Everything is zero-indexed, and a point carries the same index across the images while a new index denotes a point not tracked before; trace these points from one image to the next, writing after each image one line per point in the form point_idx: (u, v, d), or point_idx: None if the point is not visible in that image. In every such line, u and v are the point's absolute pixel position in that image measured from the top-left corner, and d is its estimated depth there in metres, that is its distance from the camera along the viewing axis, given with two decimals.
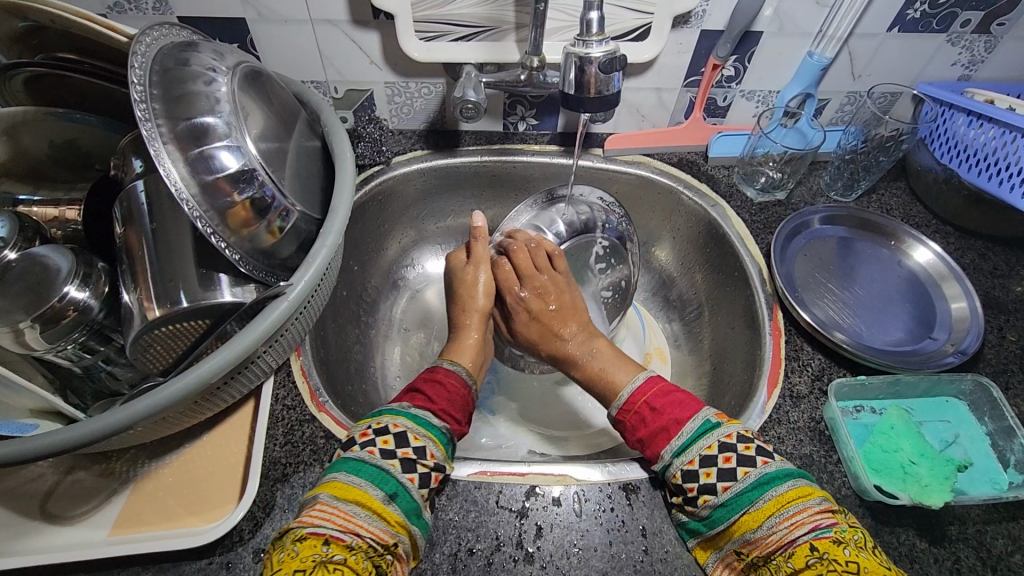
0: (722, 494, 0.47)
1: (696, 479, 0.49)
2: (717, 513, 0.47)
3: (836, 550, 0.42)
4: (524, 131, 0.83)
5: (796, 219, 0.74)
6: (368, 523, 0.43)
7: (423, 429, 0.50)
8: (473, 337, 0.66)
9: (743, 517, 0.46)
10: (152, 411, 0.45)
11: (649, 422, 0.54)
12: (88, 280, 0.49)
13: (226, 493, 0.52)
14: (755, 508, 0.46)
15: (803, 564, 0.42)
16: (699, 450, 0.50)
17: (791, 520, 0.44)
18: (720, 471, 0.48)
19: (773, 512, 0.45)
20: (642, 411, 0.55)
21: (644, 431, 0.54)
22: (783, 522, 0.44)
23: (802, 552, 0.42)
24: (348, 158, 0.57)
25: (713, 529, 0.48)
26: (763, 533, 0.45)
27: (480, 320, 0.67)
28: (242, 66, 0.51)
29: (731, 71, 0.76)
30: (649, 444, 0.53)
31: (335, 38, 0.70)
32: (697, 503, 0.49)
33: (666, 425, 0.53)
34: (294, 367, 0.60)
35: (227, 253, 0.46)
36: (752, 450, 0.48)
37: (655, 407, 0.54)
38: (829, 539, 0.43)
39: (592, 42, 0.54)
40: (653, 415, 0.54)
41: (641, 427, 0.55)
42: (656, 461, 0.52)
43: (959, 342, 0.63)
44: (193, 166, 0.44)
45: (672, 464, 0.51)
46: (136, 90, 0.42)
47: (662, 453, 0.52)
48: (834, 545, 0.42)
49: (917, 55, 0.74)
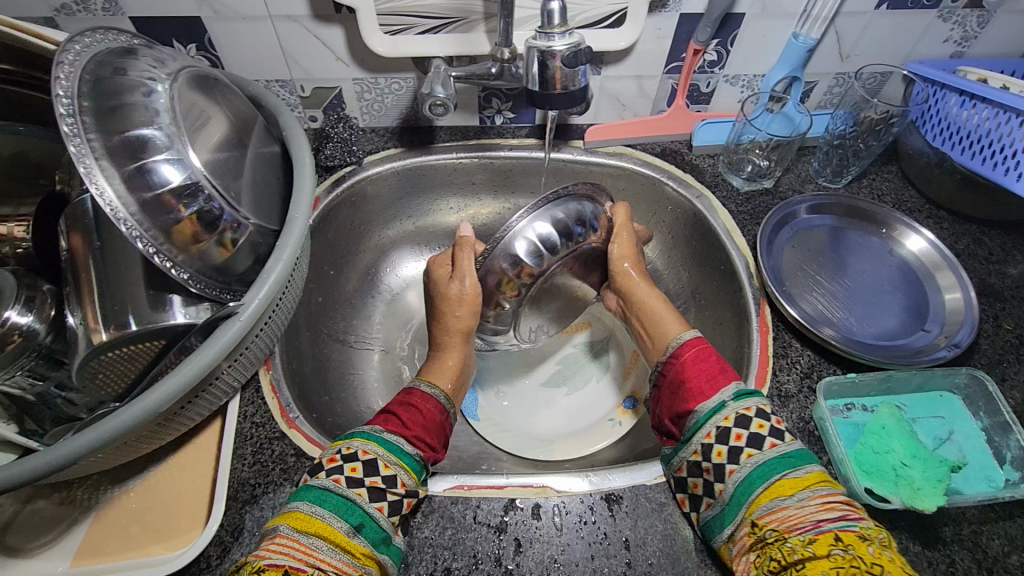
0: (768, 450, 0.47)
1: (747, 427, 0.48)
2: (756, 472, 0.46)
3: (860, 545, 0.39)
4: (501, 125, 0.79)
5: (783, 209, 0.71)
6: (330, 556, 0.41)
7: (395, 457, 0.48)
8: (453, 360, 0.62)
9: (782, 480, 0.45)
10: (99, 444, 0.42)
11: (706, 361, 0.55)
12: (32, 304, 0.49)
13: (191, 518, 0.50)
14: (793, 476, 0.45)
15: (823, 551, 0.39)
16: (759, 402, 0.50)
17: (822, 500, 0.43)
18: None
19: (808, 485, 0.44)
20: (697, 355, 0.56)
21: (700, 368, 0.54)
22: (814, 498, 0.43)
23: (825, 540, 0.40)
24: (307, 164, 0.54)
25: (749, 494, 0.45)
26: (792, 503, 0.43)
27: (461, 340, 0.62)
28: (186, 72, 0.48)
29: (713, 56, 0.72)
30: (702, 384, 0.53)
31: (296, 34, 0.67)
32: (738, 459, 0.47)
33: (725, 370, 0.54)
34: (264, 382, 0.58)
35: (174, 272, 0.44)
36: (782, 424, 0.49)
37: (712, 355, 0.55)
38: (855, 534, 0.40)
39: (555, 35, 0.51)
40: (710, 361, 0.55)
41: (694, 366, 0.55)
42: (710, 398, 0.52)
43: (953, 335, 0.61)
44: (131, 184, 0.42)
45: (728, 405, 0.50)
46: (61, 103, 0.40)
47: (720, 391, 0.52)
48: (858, 540, 0.40)
49: (907, 34, 0.71)
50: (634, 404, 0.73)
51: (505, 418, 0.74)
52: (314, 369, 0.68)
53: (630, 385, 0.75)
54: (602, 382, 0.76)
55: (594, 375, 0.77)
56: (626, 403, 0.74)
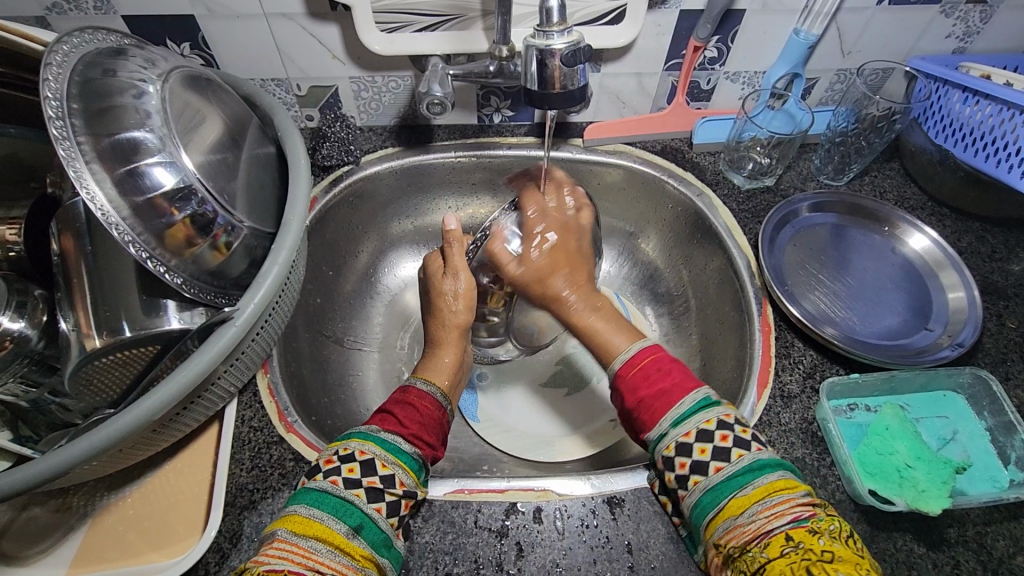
0: (713, 476, 0.44)
1: (690, 454, 0.45)
2: (705, 497, 0.44)
3: (812, 539, 0.39)
4: (499, 123, 0.78)
5: (785, 207, 0.71)
6: (328, 559, 0.41)
7: (392, 455, 0.47)
8: (450, 357, 0.60)
9: (730, 501, 0.42)
10: (92, 453, 0.41)
11: (646, 385, 0.50)
12: (24, 309, 0.48)
13: (188, 524, 0.50)
14: (742, 492, 0.42)
15: (776, 554, 0.38)
16: (719, 414, 0.46)
17: (771, 510, 0.40)
18: (715, 449, 0.45)
19: (756, 498, 0.41)
20: (646, 372, 0.50)
21: (642, 394, 0.49)
22: (763, 511, 0.41)
23: (776, 542, 0.39)
24: (303, 165, 0.53)
25: (704, 516, 0.44)
26: (743, 520, 0.41)
27: (457, 336, 0.61)
28: (179, 72, 0.48)
29: (713, 53, 0.72)
30: (646, 411, 0.49)
31: (291, 32, 0.66)
32: (686, 485, 0.45)
33: (670, 390, 0.49)
34: (261, 386, 0.57)
35: (169, 277, 0.43)
36: (749, 433, 0.46)
37: (654, 372, 0.50)
38: (805, 528, 0.39)
39: (553, 33, 0.50)
40: (661, 377, 0.50)
41: (641, 389, 0.50)
42: (652, 428, 0.48)
43: (956, 334, 0.60)
44: (123, 188, 0.41)
45: (668, 434, 0.47)
46: (50, 106, 0.39)
47: (660, 421, 0.48)
48: (809, 535, 0.39)
49: (909, 29, 0.70)
50: None
51: (506, 420, 0.73)
52: (313, 372, 0.68)
53: None
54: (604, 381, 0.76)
55: (595, 375, 0.76)
56: None
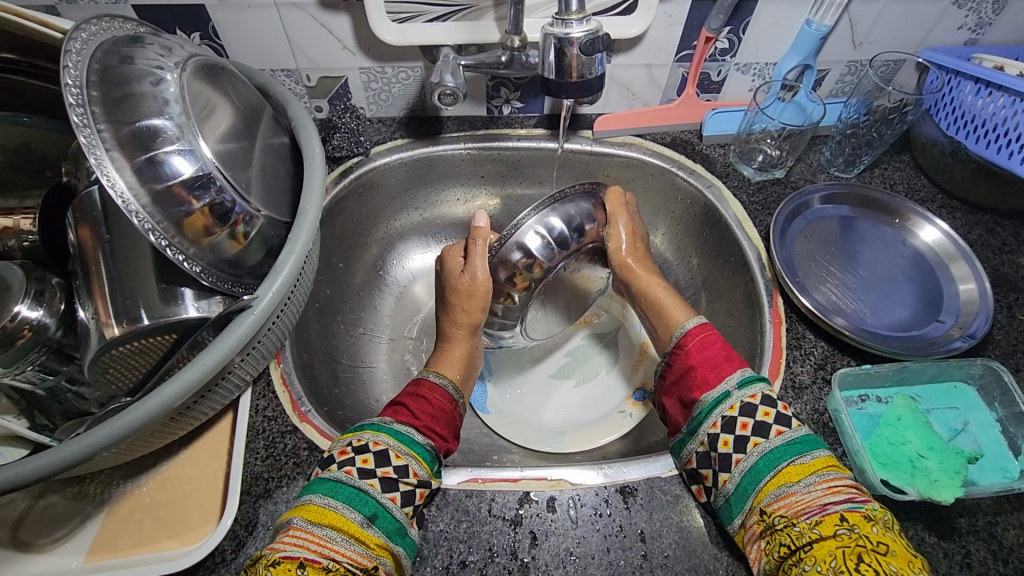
0: (773, 438, 0.46)
1: (753, 416, 0.48)
2: (765, 459, 0.46)
3: (866, 525, 0.40)
4: (509, 115, 0.78)
5: (796, 199, 0.71)
6: (344, 548, 0.41)
7: (405, 447, 0.48)
8: (460, 353, 0.61)
9: (788, 468, 0.45)
10: (113, 441, 0.41)
11: (713, 348, 0.54)
12: (42, 297, 0.48)
13: (204, 512, 0.50)
14: (802, 462, 0.45)
15: (829, 532, 0.40)
16: (764, 389, 0.50)
17: (829, 485, 0.43)
18: (777, 415, 0.48)
19: (815, 470, 0.44)
20: (704, 342, 0.54)
21: (706, 355, 0.53)
22: (821, 483, 0.43)
23: (831, 520, 0.41)
24: (317, 155, 0.53)
25: (757, 482, 0.45)
26: (799, 489, 0.43)
27: (467, 332, 0.61)
28: (195, 60, 0.48)
29: (724, 44, 0.71)
30: (707, 371, 0.52)
31: (302, 22, 0.65)
32: (746, 448, 0.47)
33: (731, 357, 0.53)
34: (274, 375, 0.57)
35: (187, 265, 0.43)
36: (787, 410, 0.48)
37: (718, 340, 0.54)
38: (860, 514, 0.41)
39: (572, 22, 0.50)
40: (717, 346, 0.54)
41: (700, 352, 0.54)
42: (714, 386, 0.51)
43: (967, 325, 0.61)
44: (142, 175, 0.41)
45: (733, 393, 0.50)
46: (70, 93, 0.39)
47: (725, 379, 0.51)
48: (863, 520, 0.41)
49: (921, 20, 0.70)
50: (645, 396, 0.73)
51: (515, 411, 0.73)
52: (324, 362, 0.68)
53: (640, 377, 0.75)
54: (613, 373, 0.76)
55: (604, 366, 0.76)
56: (636, 395, 0.73)
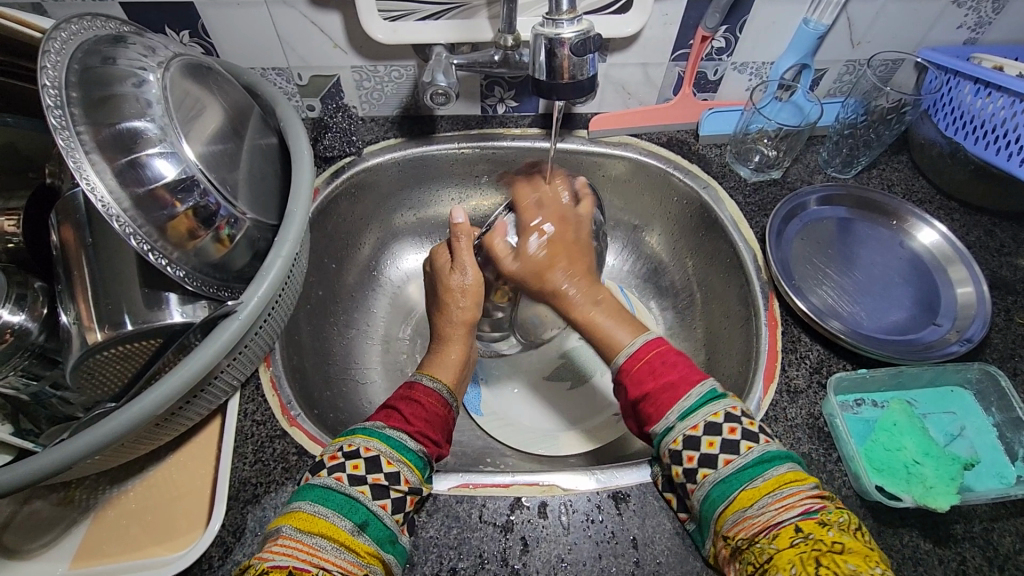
0: (722, 468, 0.45)
1: (698, 448, 0.46)
2: (717, 489, 0.44)
3: (822, 531, 0.39)
4: (503, 114, 0.77)
5: (792, 200, 0.70)
6: (334, 556, 0.40)
7: (398, 453, 0.47)
8: (456, 353, 0.60)
9: (740, 493, 0.43)
10: (97, 446, 0.41)
11: (656, 375, 0.50)
12: (23, 302, 0.48)
13: (191, 519, 0.49)
14: (753, 484, 0.43)
15: (786, 544, 0.39)
16: (728, 406, 0.47)
17: (782, 502, 0.41)
18: (723, 442, 0.45)
19: (767, 490, 0.42)
20: (651, 364, 0.51)
21: (650, 383, 0.50)
22: (775, 502, 0.41)
23: (786, 533, 0.39)
24: (306, 156, 0.52)
25: (714, 510, 0.44)
26: (754, 512, 0.42)
27: (466, 331, 0.61)
28: (179, 60, 0.47)
29: (721, 43, 0.70)
30: (650, 405, 0.49)
31: (293, 20, 0.64)
32: (696, 479, 0.46)
33: (676, 382, 0.49)
34: (264, 379, 0.57)
35: (170, 270, 0.43)
36: (755, 425, 0.46)
37: (659, 365, 0.51)
38: (815, 520, 0.40)
39: (563, 22, 0.49)
40: (664, 369, 0.50)
41: (647, 382, 0.50)
42: (658, 421, 0.48)
43: (964, 329, 0.60)
44: (123, 178, 0.40)
45: (675, 428, 0.47)
46: (48, 95, 0.38)
47: (667, 414, 0.48)
48: (818, 526, 0.39)
49: (920, 19, 0.69)
50: None
51: (508, 413, 0.73)
52: (315, 364, 0.67)
53: None
54: (608, 375, 0.75)
55: (599, 368, 0.76)
56: None
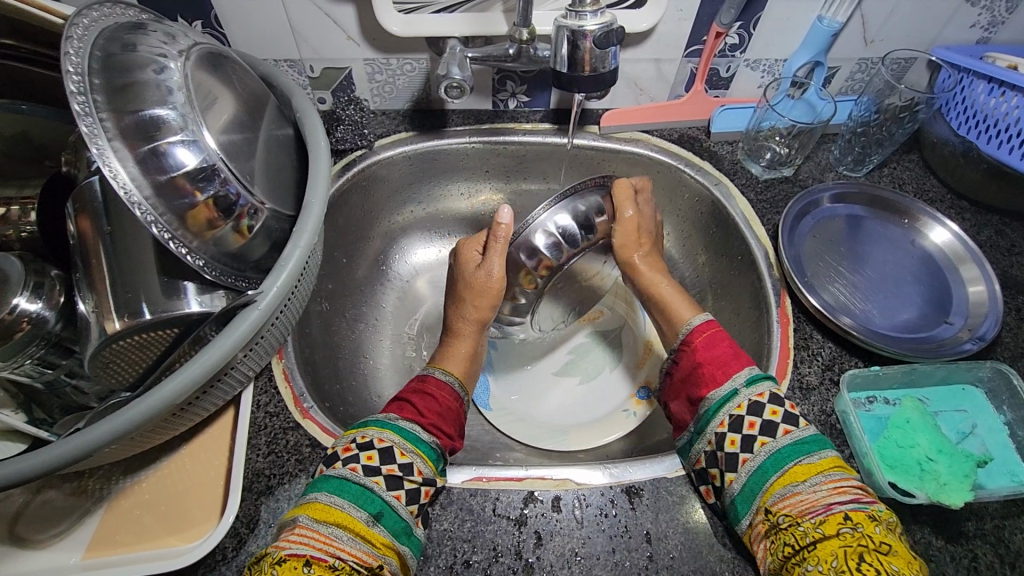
0: (783, 438, 0.46)
1: (760, 415, 0.48)
2: (771, 460, 0.45)
3: (870, 525, 0.40)
4: (514, 109, 0.77)
5: (804, 198, 0.70)
6: (350, 546, 0.40)
7: (411, 444, 0.47)
8: (466, 348, 0.61)
9: (794, 468, 0.44)
10: (112, 438, 0.41)
11: (720, 347, 0.54)
12: (40, 291, 0.47)
13: (205, 509, 0.49)
14: (808, 461, 0.44)
15: (833, 531, 0.40)
16: (772, 387, 0.49)
17: (834, 486, 0.42)
18: (785, 414, 0.47)
19: (821, 470, 0.43)
20: (714, 338, 0.55)
21: (714, 354, 0.53)
22: (826, 483, 0.43)
23: (835, 519, 0.40)
24: (322, 148, 0.52)
25: (763, 482, 0.45)
26: (805, 489, 0.43)
27: (478, 328, 0.61)
28: (199, 49, 0.46)
29: (735, 39, 0.70)
30: (714, 369, 0.52)
31: (307, 11, 0.64)
32: (752, 447, 0.47)
33: (736, 354, 0.53)
34: (276, 371, 0.57)
35: (190, 259, 0.43)
36: (796, 410, 0.48)
37: (725, 340, 0.54)
38: (865, 514, 0.41)
39: (586, 14, 0.49)
40: (723, 345, 0.54)
41: (710, 349, 0.54)
42: (722, 384, 0.51)
43: (976, 328, 0.60)
44: (144, 166, 0.40)
45: (741, 392, 0.49)
46: (71, 80, 0.38)
47: (733, 378, 0.51)
48: (868, 519, 0.40)
49: (933, 18, 0.69)
50: (649, 395, 0.72)
51: (517, 408, 0.73)
52: (325, 357, 0.67)
53: (643, 376, 0.74)
54: (616, 372, 0.75)
55: (607, 365, 0.76)
56: (640, 394, 0.73)
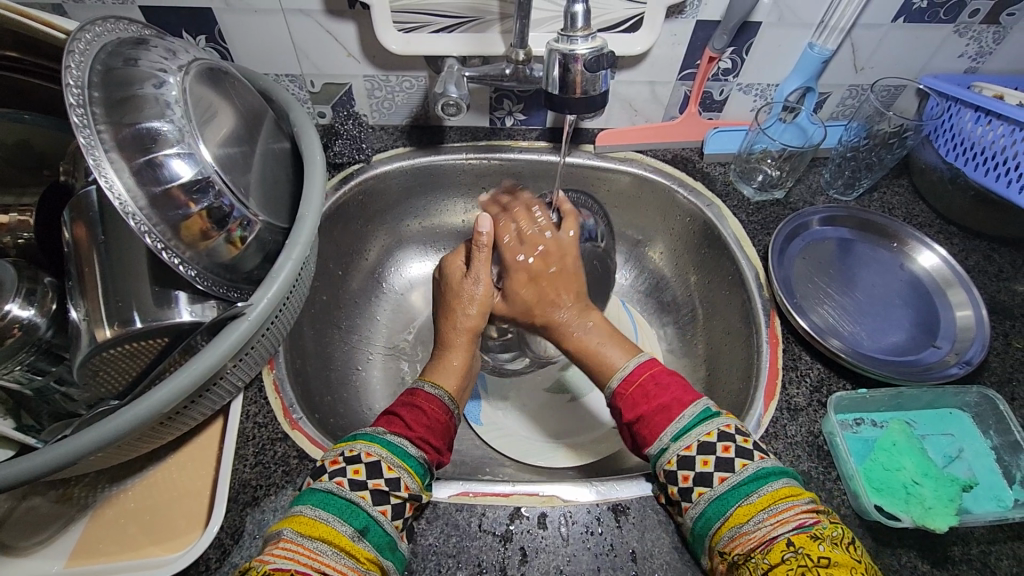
0: (717, 485, 0.44)
1: (693, 466, 0.45)
2: (711, 506, 0.44)
3: (812, 545, 0.38)
4: (511, 127, 0.79)
5: (795, 220, 0.71)
6: (334, 561, 0.40)
7: (398, 458, 0.47)
8: (459, 361, 0.59)
9: (736, 510, 0.42)
10: (98, 446, 0.41)
11: (647, 401, 0.50)
12: (33, 297, 0.48)
13: (191, 519, 0.49)
14: (748, 501, 0.42)
15: (778, 559, 0.38)
16: (701, 435, 0.46)
17: (776, 517, 0.40)
18: (717, 459, 0.45)
19: (763, 506, 0.41)
20: (644, 386, 0.51)
21: (640, 410, 0.50)
22: (768, 518, 0.41)
23: (778, 547, 0.39)
24: (318, 161, 0.53)
25: (709, 528, 0.43)
26: (749, 528, 0.41)
27: (468, 341, 0.60)
28: (198, 64, 0.47)
29: (728, 64, 0.72)
30: (644, 426, 0.49)
31: (308, 29, 0.66)
32: (691, 497, 0.45)
33: (669, 403, 0.49)
34: (267, 382, 0.57)
35: (183, 268, 0.43)
36: (731, 450, 0.45)
37: (654, 386, 0.50)
38: (807, 534, 0.39)
39: (577, 38, 0.50)
40: (655, 392, 0.50)
41: (640, 404, 0.50)
42: (652, 443, 0.48)
43: (964, 352, 0.61)
44: (141, 177, 0.41)
45: (670, 448, 0.47)
46: (71, 93, 0.38)
47: (660, 434, 0.48)
48: (810, 540, 0.39)
49: (922, 47, 0.70)
50: None
51: (507, 424, 0.73)
52: (316, 369, 0.67)
53: None
54: (609, 389, 0.75)
55: (600, 382, 0.76)
56: None
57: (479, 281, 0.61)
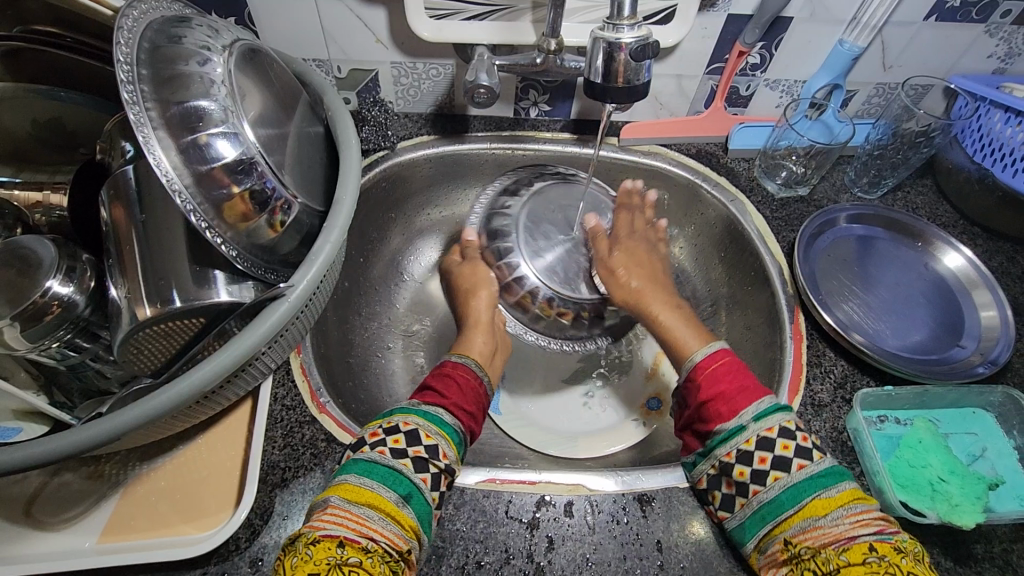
0: (796, 472, 0.45)
1: (772, 449, 0.47)
2: (787, 493, 0.45)
3: (896, 556, 0.39)
4: (536, 117, 0.78)
5: (821, 217, 0.71)
6: (381, 527, 0.40)
7: (435, 426, 0.48)
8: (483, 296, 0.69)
9: (812, 501, 0.43)
10: (142, 421, 0.41)
11: (725, 380, 0.52)
12: (72, 274, 0.48)
13: (221, 499, 0.50)
14: (827, 494, 0.43)
15: (859, 560, 0.39)
16: (783, 420, 0.48)
17: (856, 518, 0.42)
18: (798, 447, 0.46)
19: (842, 503, 0.43)
20: (717, 372, 0.53)
21: (719, 388, 0.52)
22: (848, 516, 0.42)
23: (860, 549, 0.40)
24: (353, 145, 0.53)
25: (778, 514, 0.44)
26: (826, 523, 0.42)
27: (488, 288, 0.69)
28: (240, 44, 0.47)
29: (756, 59, 0.71)
30: (722, 404, 0.51)
31: (338, 13, 0.65)
32: (764, 481, 0.46)
33: (745, 388, 0.51)
34: (294, 365, 0.57)
35: (223, 248, 0.43)
36: (809, 442, 0.47)
37: (729, 373, 0.53)
38: (889, 544, 0.40)
39: (623, 27, 0.50)
40: (729, 379, 0.52)
41: (719, 383, 0.52)
42: (729, 419, 0.50)
43: (988, 351, 0.61)
44: (186, 155, 0.41)
45: (749, 427, 0.48)
46: (122, 70, 0.39)
47: (739, 413, 0.49)
48: (894, 551, 0.39)
49: (952, 47, 0.70)
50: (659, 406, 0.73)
51: (526, 413, 0.73)
52: (339, 355, 0.67)
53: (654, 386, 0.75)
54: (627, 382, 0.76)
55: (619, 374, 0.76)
56: (651, 405, 0.73)
57: (477, 272, 0.71)
